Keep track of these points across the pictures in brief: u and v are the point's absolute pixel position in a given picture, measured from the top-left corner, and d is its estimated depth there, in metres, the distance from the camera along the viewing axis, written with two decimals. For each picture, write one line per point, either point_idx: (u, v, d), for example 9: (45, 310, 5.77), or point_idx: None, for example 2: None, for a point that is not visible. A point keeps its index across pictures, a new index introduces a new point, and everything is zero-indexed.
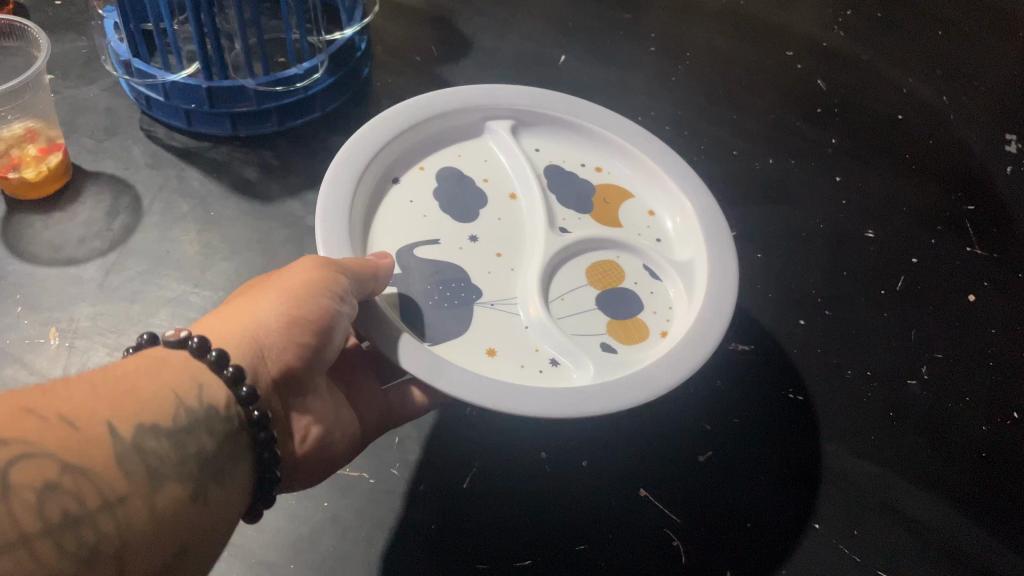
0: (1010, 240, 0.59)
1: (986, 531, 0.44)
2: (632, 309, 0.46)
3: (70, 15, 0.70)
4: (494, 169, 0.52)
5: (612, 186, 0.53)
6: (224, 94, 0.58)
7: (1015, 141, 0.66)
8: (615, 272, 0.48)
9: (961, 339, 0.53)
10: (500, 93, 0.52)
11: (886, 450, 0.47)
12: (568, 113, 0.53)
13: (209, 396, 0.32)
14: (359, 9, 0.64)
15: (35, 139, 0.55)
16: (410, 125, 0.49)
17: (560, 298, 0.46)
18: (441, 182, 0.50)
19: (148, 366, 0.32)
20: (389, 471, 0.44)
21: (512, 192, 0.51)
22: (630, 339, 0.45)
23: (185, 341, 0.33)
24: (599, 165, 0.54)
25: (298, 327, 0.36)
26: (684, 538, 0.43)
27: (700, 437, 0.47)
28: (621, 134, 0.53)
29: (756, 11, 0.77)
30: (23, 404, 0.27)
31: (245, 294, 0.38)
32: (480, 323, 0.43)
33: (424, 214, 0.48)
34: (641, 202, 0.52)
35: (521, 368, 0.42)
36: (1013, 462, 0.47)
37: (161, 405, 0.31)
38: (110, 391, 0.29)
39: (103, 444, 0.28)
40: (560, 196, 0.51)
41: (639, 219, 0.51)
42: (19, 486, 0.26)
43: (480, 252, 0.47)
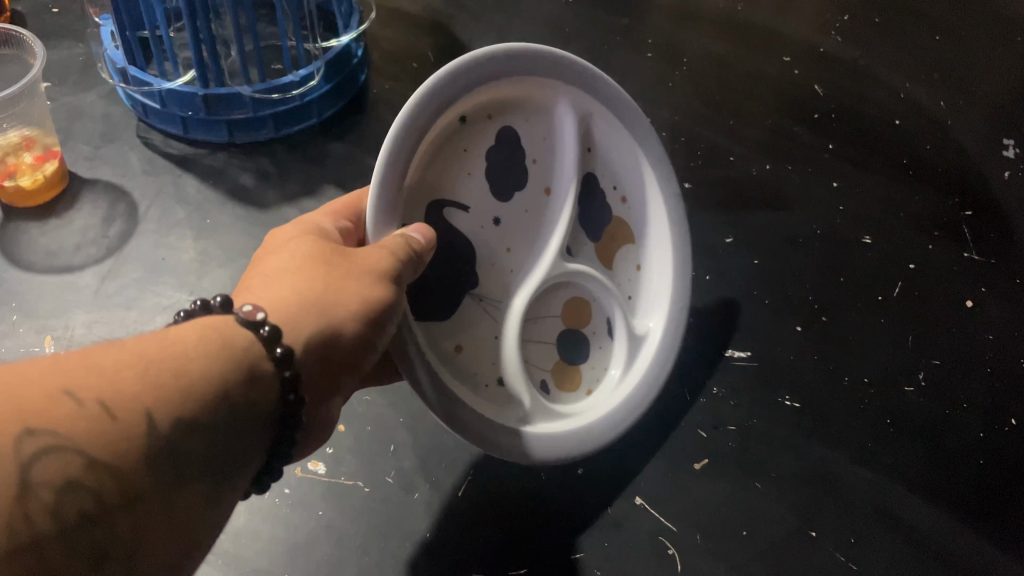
0: (1008, 245, 0.59)
1: (985, 539, 0.44)
2: (577, 357, 0.47)
3: (67, 22, 0.70)
4: (549, 152, 0.46)
5: (626, 223, 0.50)
6: (219, 101, 0.58)
7: (1012, 146, 0.66)
8: (584, 312, 0.48)
9: (957, 344, 0.53)
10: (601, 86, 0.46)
11: (883, 456, 0.47)
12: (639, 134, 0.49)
13: (256, 389, 0.30)
14: (355, 16, 0.64)
15: (32, 148, 0.55)
16: (505, 76, 0.42)
17: (534, 320, 0.45)
18: (498, 144, 0.44)
19: (206, 345, 0.29)
20: (384, 479, 0.44)
21: (548, 186, 0.46)
22: (562, 387, 0.46)
23: (257, 326, 0.31)
24: (626, 196, 0.50)
25: (365, 341, 0.36)
26: (679, 546, 0.43)
27: (694, 446, 0.47)
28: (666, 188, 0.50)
29: (753, 17, 0.77)
30: (62, 383, 0.26)
31: (318, 274, 0.36)
32: (464, 318, 0.43)
33: (468, 175, 0.43)
34: (636, 252, 0.51)
35: (469, 376, 0.42)
36: (1010, 468, 0.47)
37: (208, 395, 0.28)
38: (156, 376, 0.28)
39: (137, 437, 0.26)
40: (582, 214, 0.48)
41: (625, 270, 0.50)
42: (38, 483, 0.24)
43: (495, 241, 0.44)
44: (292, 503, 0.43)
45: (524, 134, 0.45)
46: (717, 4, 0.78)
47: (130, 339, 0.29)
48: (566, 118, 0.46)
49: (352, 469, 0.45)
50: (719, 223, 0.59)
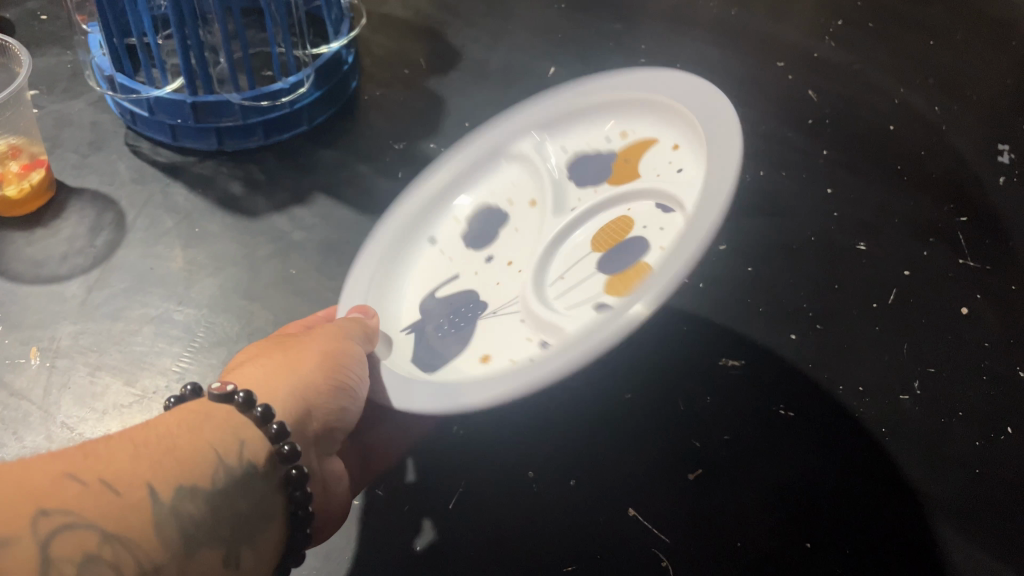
0: (1005, 251, 0.58)
1: (981, 548, 0.43)
2: (636, 253, 0.40)
3: (56, 29, 0.70)
4: (518, 186, 0.52)
5: (636, 143, 0.48)
6: (209, 108, 0.58)
7: (1007, 152, 0.65)
8: (624, 226, 0.43)
9: (954, 353, 0.52)
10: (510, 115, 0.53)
11: (880, 464, 0.46)
12: (570, 93, 0.51)
13: (250, 454, 0.33)
14: (346, 23, 0.64)
15: (18, 156, 0.55)
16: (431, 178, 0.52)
17: (560, 279, 0.43)
18: (470, 224, 0.51)
19: (190, 424, 0.33)
20: (373, 491, 0.45)
21: (533, 199, 0.50)
22: (625, 284, 0.38)
23: (230, 396, 0.35)
24: (622, 130, 0.49)
25: (337, 392, 0.40)
26: (672, 557, 0.42)
27: (689, 455, 0.46)
28: (623, 82, 0.49)
29: (747, 21, 0.77)
30: (63, 469, 0.29)
31: (280, 357, 0.41)
32: (480, 336, 0.43)
33: (451, 257, 0.50)
34: (665, 142, 0.46)
35: (509, 362, 0.40)
36: (1006, 476, 0.46)
37: (203, 464, 0.32)
38: (151, 454, 0.31)
39: (145, 508, 0.29)
40: (579, 181, 0.49)
41: (660, 158, 0.45)
42: (59, 559, 0.26)
43: (494, 268, 0.47)
44: None
45: (493, 196, 0.52)
46: (711, 9, 0.78)
47: (118, 433, 0.31)
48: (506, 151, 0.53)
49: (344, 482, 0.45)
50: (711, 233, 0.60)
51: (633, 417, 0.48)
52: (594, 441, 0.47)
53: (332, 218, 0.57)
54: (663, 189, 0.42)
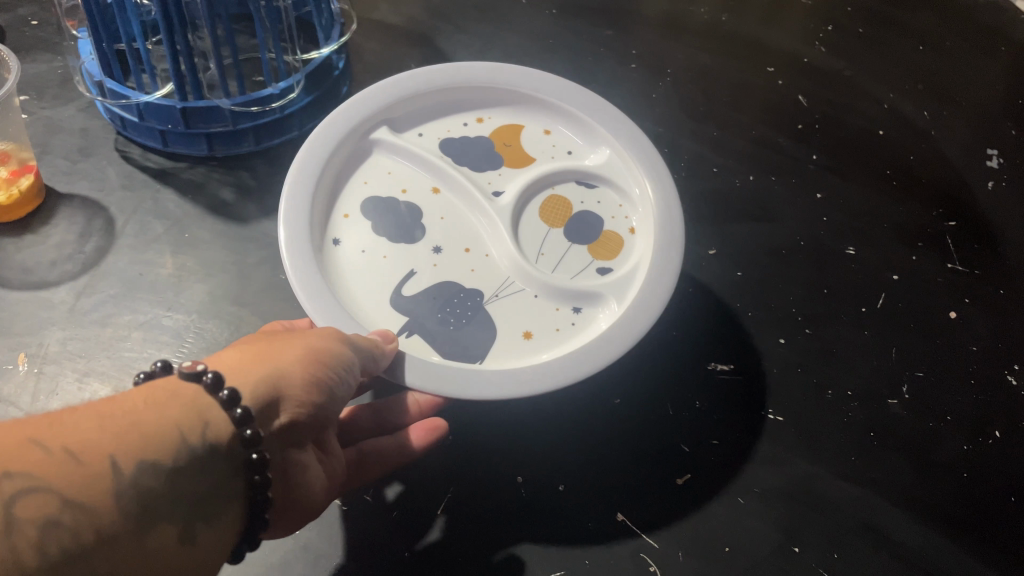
0: (992, 255, 0.58)
1: (969, 552, 0.44)
2: (597, 226, 0.52)
3: (46, 35, 0.69)
4: (401, 175, 0.52)
5: (500, 129, 0.56)
6: (199, 113, 0.58)
7: (996, 156, 0.65)
8: (562, 203, 0.53)
9: (942, 357, 0.52)
10: (364, 100, 0.52)
11: (867, 470, 0.47)
12: (426, 87, 0.54)
13: (213, 433, 0.32)
14: (337, 28, 0.63)
15: (7, 162, 0.55)
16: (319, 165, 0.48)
17: (541, 254, 0.50)
18: (371, 219, 0.50)
19: (158, 399, 0.32)
20: (362, 496, 0.44)
21: (432, 185, 0.52)
22: (613, 252, 0.51)
23: (200, 375, 0.33)
24: (478, 117, 0.56)
25: (315, 387, 0.37)
26: (661, 563, 0.43)
27: (678, 459, 0.46)
28: (477, 78, 0.55)
29: (738, 25, 0.77)
30: (27, 435, 0.28)
31: (258, 345, 0.37)
32: (499, 318, 0.47)
33: (385, 255, 0.48)
34: (533, 126, 0.56)
35: (558, 331, 0.47)
36: (992, 480, 0.47)
37: (168, 439, 0.30)
38: (117, 425, 0.30)
39: (105, 480, 0.28)
40: (472, 165, 0.53)
41: (541, 141, 0.55)
42: (21, 522, 0.26)
43: (452, 254, 0.49)
44: None
45: (377, 187, 0.51)
46: (702, 14, 0.78)
47: (83, 404, 0.30)
48: (375, 145, 0.53)
49: None
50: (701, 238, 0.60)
51: (622, 422, 0.48)
52: (584, 447, 0.47)
53: None
54: (582, 167, 0.54)
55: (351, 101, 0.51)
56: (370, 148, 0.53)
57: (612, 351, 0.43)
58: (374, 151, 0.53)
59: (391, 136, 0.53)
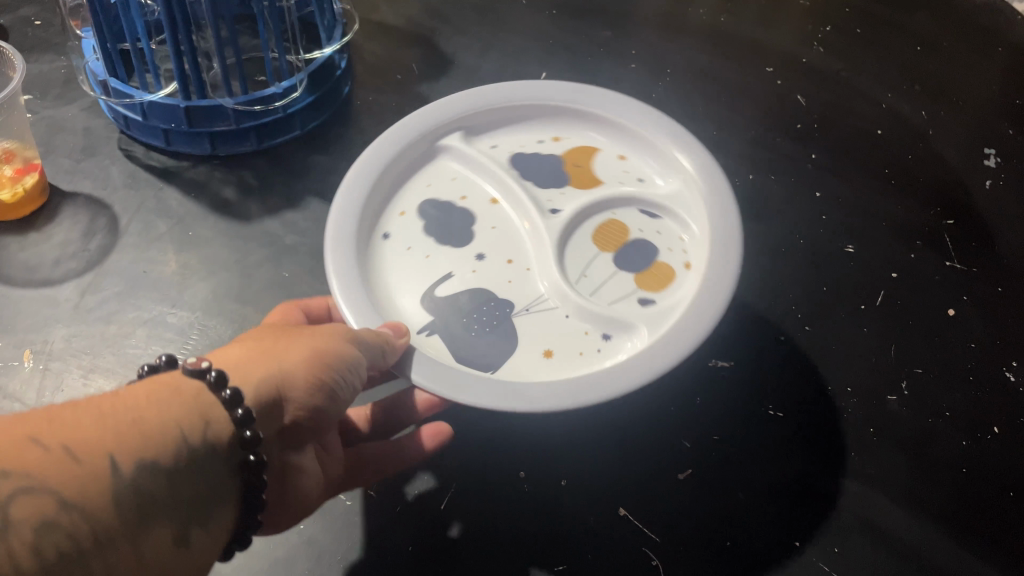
0: (990, 254, 0.59)
1: (968, 547, 0.44)
2: (650, 255, 0.50)
3: (49, 35, 0.70)
4: (465, 184, 0.54)
5: (576, 150, 0.56)
6: (202, 113, 0.58)
7: (993, 156, 0.66)
8: (619, 228, 0.51)
9: (941, 356, 0.52)
10: (442, 108, 0.55)
11: (867, 466, 0.47)
12: (503, 101, 0.56)
13: (212, 434, 0.33)
14: (338, 28, 0.64)
15: (11, 160, 0.55)
16: (379, 162, 0.51)
17: (582, 276, 0.49)
18: (423, 219, 0.51)
19: (160, 398, 0.32)
20: (366, 492, 0.45)
21: (492, 197, 0.53)
22: (663, 284, 0.48)
23: (203, 373, 0.34)
24: (555, 137, 0.57)
25: (318, 389, 0.38)
26: (664, 557, 0.43)
27: (680, 456, 0.47)
28: (557, 98, 0.56)
29: (736, 26, 0.78)
30: (29, 433, 0.29)
31: (268, 340, 0.39)
32: (524, 331, 0.46)
33: (427, 255, 0.49)
34: (609, 151, 0.56)
35: (580, 354, 0.45)
36: (992, 476, 0.47)
37: (167, 439, 0.31)
38: (117, 425, 0.30)
39: (105, 480, 0.29)
40: (537, 179, 0.54)
41: (614, 167, 0.55)
42: (18, 521, 0.27)
43: (492, 263, 0.49)
44: None
45: (437, 190, 0.53)
46: (700, 15, 0.79)
47: (85, 401, 0.31)
48: (443, 151, 0.55)
49: None
50: None
51: (623, 420, 0.48)
52: (587, 444, 0.47)
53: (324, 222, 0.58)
54: (649, 197, 0.52)
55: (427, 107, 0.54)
56: (441, 155, 0.55)
57: (624, 380, 0.41)
58: (444, 157, 0.55)
59: (460, 143, 0.55)
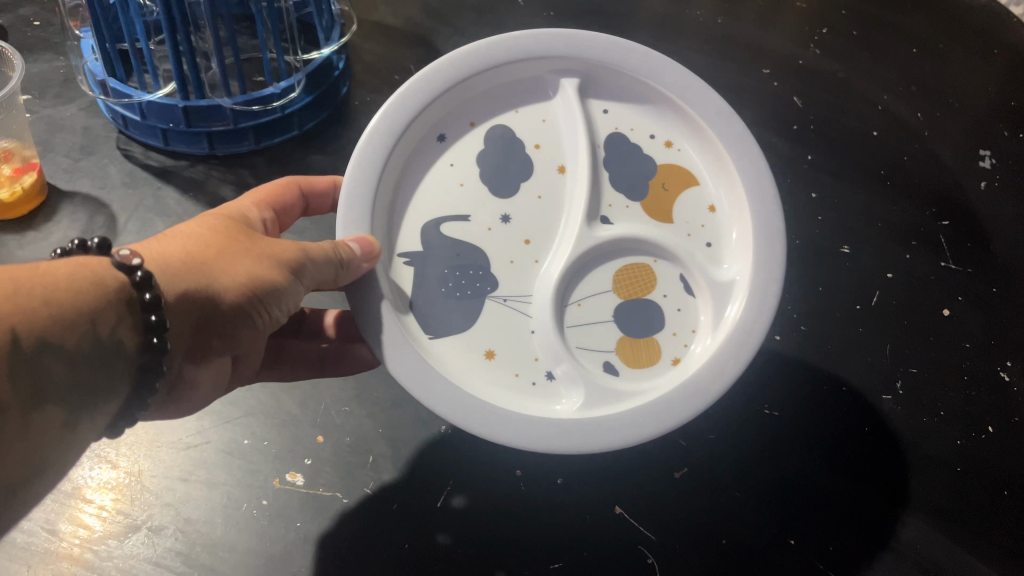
0: (985, 254, 0.59)
1: (961, 545, 0.45)
2: (651, 325, 0.46)
3: (48, 35, 0.70)
4: (550, 132, 0.49)
5: (675, 167, 0.49)
6: (200, 112, 0.58)
7: (989, 156, 0.66)
8: (646, 279, 0.47)
9: (936, 355, 0.53)
10: (580, 47, 0.48)
11: (860, 466, 0.47)
12: (646, 78, 0.48)
13: (120, 329, 0.33)
14: (336, 29, 0.64)
15: (10, 159, 0.56)
16: (474, 70, 0.46)
17: (575, 302, 0.46)
18: (484, 146, 0.48)
19: (76, 280, 0.31)
20: (362, 489, 0.45)
21: (561, 164, 0.48)
22: (638, 361, 0.45)
23: (132, 270, 0.33)
24: (669, 141, 0.50)
25: (236, 311, 0.37)
26: (660, 555, 0.43)
27: (678, 455, 0.47)
28: (696, 110, 0.47)
29: (734, 27, 0.78)
30: None
31: (214, 243, 0.37)
32: (488, 319, 0.45)
33: (462, 183, 0.47)
34: (705, 194, 0.48)
35: (514, 377, 0.44)
36: (986, 474, 0.47)
37: (75, 323, 0.31)
38: (27, 297, 0.29)
39: (4, 348, 0.28)
40: (611, 173, 0.48)
41: (693, 213, 0.48)
42: None
43: (507, 238, 0.46)
44: (270, 515, 0.44)
45: (516, 127, 0.49)
46: (698, 16, 0.79)
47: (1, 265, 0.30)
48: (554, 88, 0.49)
49: (331, 482, 0.46)
50: None
51: None
52: None
53: (324, 222, 0.58)
54: (696, 269, 0.46)
55: (572, 38, 0.48)
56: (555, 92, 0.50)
57: (519, 441, 0.40)
58: (554, 96, 0.50)
59: (575, 93, 0.49)
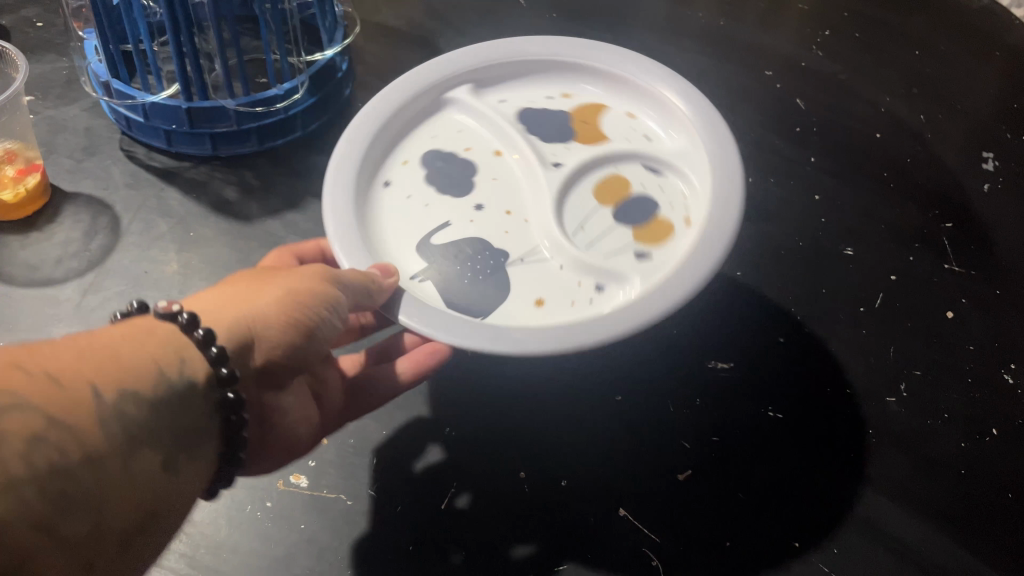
0: (987, 256, 0.59)
1: (963, 547, 0.44)
2: (650, 209, 0.50)
3: (50, 35, 0.70)
4: (470, 137, 0.54)
5: (584, 108, 0.56)
6: (203, 114, 0.58)
7: (992, 159, 0.66)
8: (622, 185, 0.51)
9: (938, 357, 0.53)
10: (450, 61, 0.55)
11: (867, 468, 0.47)
12: (518, 55, 0.56)
13: (190, 370, 0.33)
14: (340, 30, 0.63)
15: (14, 161, 0.56)
16: (384, 109, 0.52)
17: (582, 228, 0.49)
18: (426, 169, 0.52)
19: (132, 334, 0.32)
20: (366, 491, 0.45)
21: (495, 149, 0.53)
22: (661, 239, 0.48)
23: (175, 315, 0.34)
24: (564, 94, 0.57)
25: (293, 327, 0.38)
26: (663, 557, 0.43)
27: (682, 457, 0.47)
28: (568, 55, 0.57)
29: (737, 29, 0.78)
30: (11, 359, 0.28)
31: (244, 288, 0.38)
32: (518, 281, 0.46)
33: (427, 204, 0.50)
34: (619, 111, 0.56)
35: (573, 304, 0.45)
36: (989, 475, 0.47)
37: (145, 372, 0.31)
38: (93, 355, 0.30)
39: (87, 403, 0.29)
40: (542, 136, 0.54)
41: (623, 127, 0.55)
42: (9, 436, 0.27)
43: (491, 216, 0.50)
44: (274, 517, 0.44)
45: (444, 143, 0.53)
46: (700, 17, 0.79)
47: (67, 335, 0.31)
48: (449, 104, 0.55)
49: (335, 483, 0.46)
50: None
51: (621, 417, 0.49)
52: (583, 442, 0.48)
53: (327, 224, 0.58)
54: (650, 151, 0.52)
55: (441, 61, 0.55)
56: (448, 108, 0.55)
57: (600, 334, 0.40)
58: (452, 110, 0.55)
59: (468, 96, 0.55)
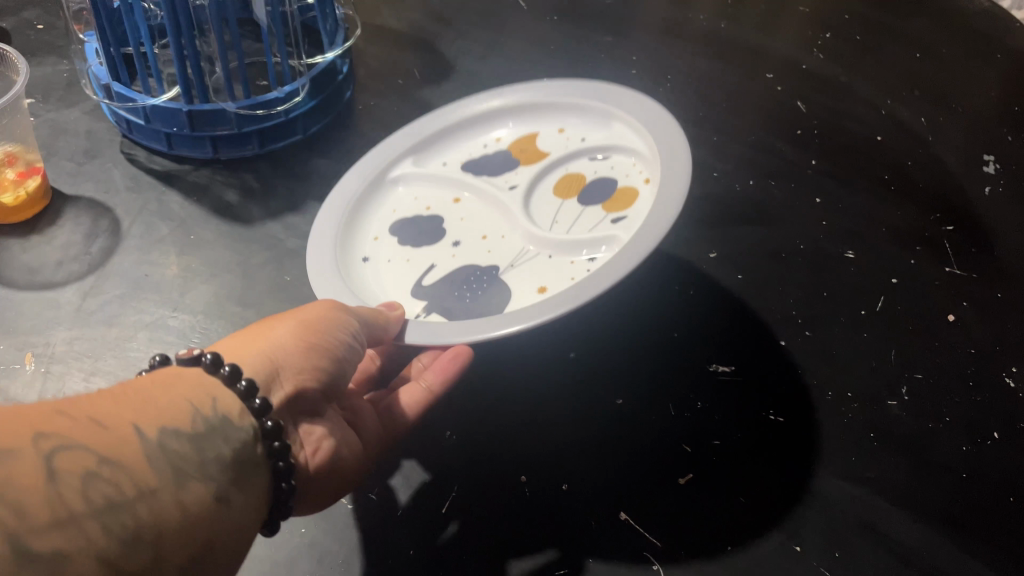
0: (989, 258, 0.58)
1: (966, 553, 0.42)
2: (610, 187, 0.53)
3: (53, 38, 0.71)
4: (427, 198, 0.57)
5: (516, 142, 0.60)
6: (203, 117, 0.58)
7: (993, 162, 0.65)
8: (578, 180, 0.55)
9: (939, 360, 0.51)
10: (383, 146, 0.58)
11: (869, 470, 0.45)
12: (439, 121, 0.60)
13: (223, 407, 0.34)
14: (341, 33, 0.64)
15: (14, 164, 0.56)
16: (339, 198, 0.54)
17: (557, 223, 0.52)
18: (397, 237, 0.54)
19: (165, 380, 0.34)
20: (367, 495, 0.45)
21: (455, 198, 0.56)
22: (628, 200, 0.52)
23: (198, 358, 0.35)
24: (495, 138, 0.61)
25: (315, 352, 0.39)
26: (663, 561, 0.42)
27: (679, 461, 0.46)
28: (481, 102, 0.60)
29: (737, 32, 0.78)
30: (56, 408, 0.30)
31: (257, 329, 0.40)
32: (514, 281, 0.49)
33: (408, 259, 0.52)
34: (547, 129, 0.60)
35: (572, 278, 0.48)
36: (993, 479, 0.45)
37: (178, 410, 0.32)
38: (130, 400, 0.32)
39: (130, 441, 0.30)
40: (492, 174, 0.57)
41: (556, 138, 0.59)
42: (63, 472, 0.28)
43: (471, 246, 0.53)
44: None
45: (409, 211, 0.56)
46: (700, 21, 0.79)
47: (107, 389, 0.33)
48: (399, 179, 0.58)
49: None
50: (699, 240, 0.61)
51: (621, 422, 0.49)
52: (583, 445, 0.47)
53: None
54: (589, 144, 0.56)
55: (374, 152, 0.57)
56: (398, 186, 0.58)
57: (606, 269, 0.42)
58: (403, 185, 0.58)
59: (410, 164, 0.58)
